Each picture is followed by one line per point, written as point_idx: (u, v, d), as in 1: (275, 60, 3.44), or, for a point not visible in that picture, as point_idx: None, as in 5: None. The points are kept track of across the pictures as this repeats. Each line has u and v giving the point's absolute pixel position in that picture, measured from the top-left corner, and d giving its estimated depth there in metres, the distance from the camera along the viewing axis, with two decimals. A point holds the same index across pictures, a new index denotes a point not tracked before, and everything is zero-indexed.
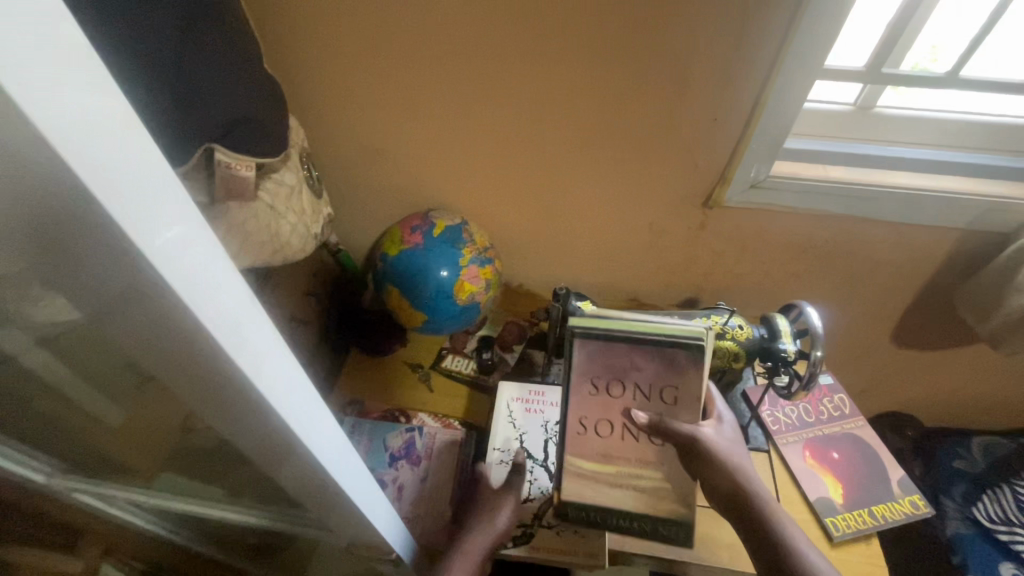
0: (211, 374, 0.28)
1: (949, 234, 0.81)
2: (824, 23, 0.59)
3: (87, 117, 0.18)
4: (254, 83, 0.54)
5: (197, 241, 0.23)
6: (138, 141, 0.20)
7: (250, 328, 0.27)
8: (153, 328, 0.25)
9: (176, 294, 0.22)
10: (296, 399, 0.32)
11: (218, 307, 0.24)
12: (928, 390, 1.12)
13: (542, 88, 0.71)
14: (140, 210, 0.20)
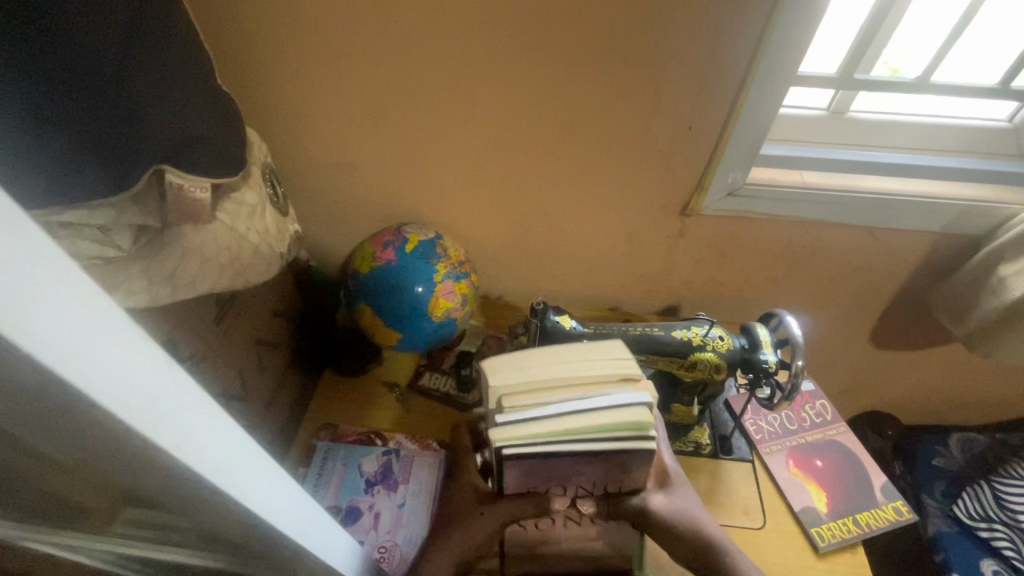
0: (131, 451, 0.24)
1: (924, 237, 0.81)
2: (794, 28, 0.59)
3: None
4: (205, 100, 0.51)
5: (79, 305, 0.19)
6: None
7: (165, 393, 0.23)
8: (45, 406, 0.21)
9: (60, 373, 0.19)
10: (237, 460, 0.28)
11: (120, 377, 0.21)
12: (907, 390, 1.13)
13: (514, 98, 0.69)
14: (1, 280, 0.17)
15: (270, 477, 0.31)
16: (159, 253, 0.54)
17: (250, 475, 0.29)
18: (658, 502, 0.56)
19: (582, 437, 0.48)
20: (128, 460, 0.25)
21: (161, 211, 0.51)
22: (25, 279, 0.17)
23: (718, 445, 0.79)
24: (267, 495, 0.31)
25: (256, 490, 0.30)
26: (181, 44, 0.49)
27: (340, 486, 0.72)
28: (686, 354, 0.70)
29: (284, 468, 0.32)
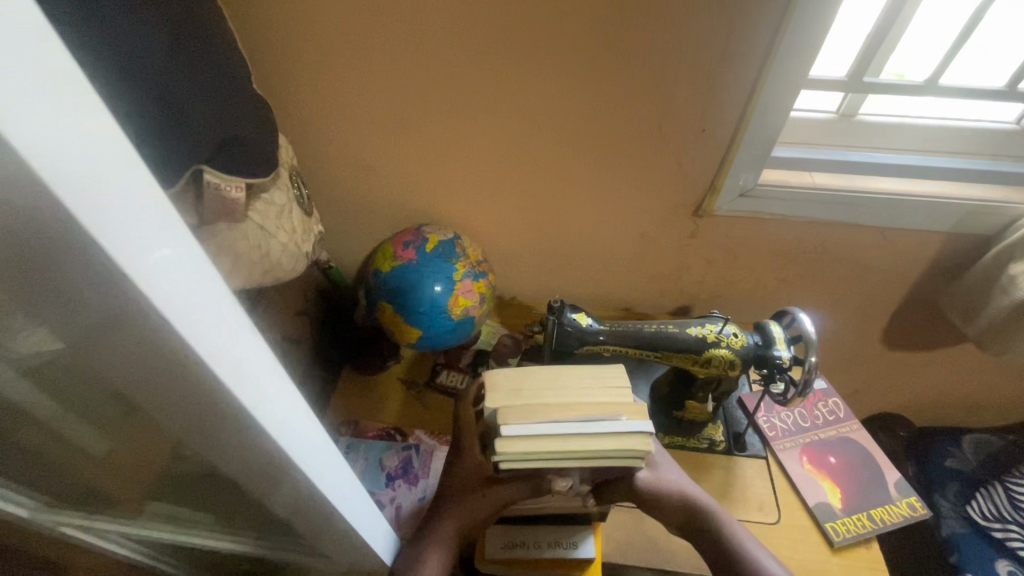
0: (211, 406, 0.26)
1: (933, 237, 0.82)
2: (805, 33, 0.61)
3: (88, 153, 0.17)
4: (242, 103, 0.54)
5: (194, 271, 0.22)
6: (135, 177, 0.19)
7: (244, 353, 0.26)
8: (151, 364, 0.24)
9: (172, 324, 0.21)
10: (295, 425, 0.31)
11: (217, 337, 0.24)
12: (918, 391, 1.13)
13: (532, 101, 0.72)
14: (142, 245, 0.19)
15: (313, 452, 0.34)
16: None
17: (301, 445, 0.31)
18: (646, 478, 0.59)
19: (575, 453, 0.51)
20: (198, 416, 0.28)
21: (199, 211, 0.54)
22: (151, 233, 0.20)
23: (732, 442, 0.80)
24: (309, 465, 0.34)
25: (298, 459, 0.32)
26: (220, 50, 0.52)
27: (361, 479, 0.74)
28: (700, 350, 0.71)
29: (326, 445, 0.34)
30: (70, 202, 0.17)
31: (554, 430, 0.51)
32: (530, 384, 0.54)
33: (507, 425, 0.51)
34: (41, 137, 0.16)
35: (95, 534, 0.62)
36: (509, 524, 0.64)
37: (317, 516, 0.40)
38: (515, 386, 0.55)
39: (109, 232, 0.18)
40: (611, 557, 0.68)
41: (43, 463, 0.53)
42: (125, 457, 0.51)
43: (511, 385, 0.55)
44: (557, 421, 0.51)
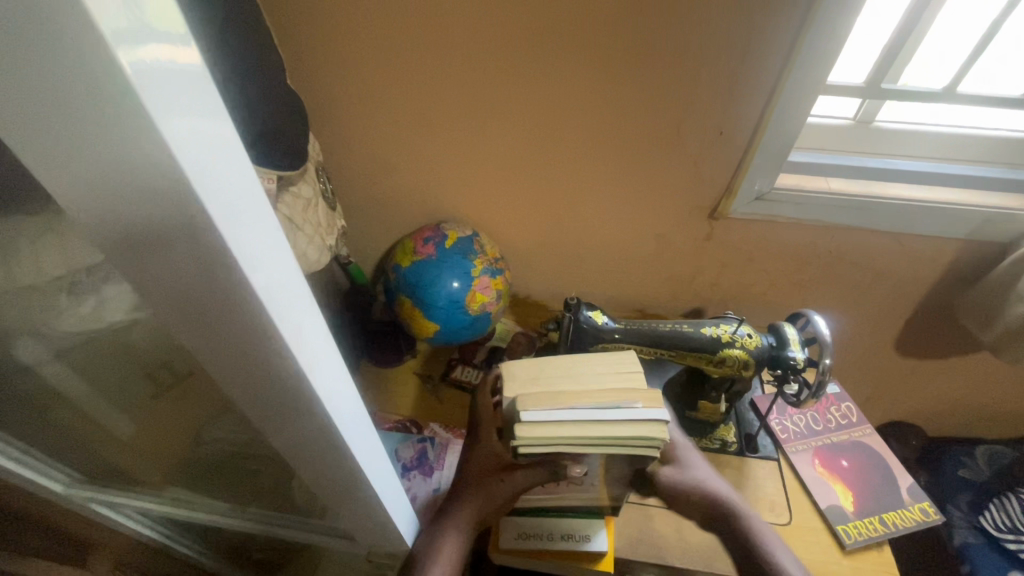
0: (270, 376, 0.28)
1: (949, 244, 0.82)
2: (830, 38, 0.62)
3: (204, 130, 0.19)
4: (279, 97, 0.55)
5: (269, 234, 0.23)
6: (236, 155, 0.20)
7: (308, 328, 0.27)
8: (217, 327, 0.25)
9: (257, 296, 0.23)
10: (341, 396, 0.32)
11: (284, 302, 0.25)
12: (930, 400, 1.13)
13: (556, 103, 0.73)
14: (231, 203, 0.20)
15: (355, 424, 0.35)
16: None
17: (339, 416, 0.32)
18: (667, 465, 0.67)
19: (586, 441, 0.52)
20: (249, 387, 0.29)
21: None
22: (247, 209, 0.21)
23: (744, 443, 0.80)
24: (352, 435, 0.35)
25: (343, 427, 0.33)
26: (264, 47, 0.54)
27: None
28: (714, 350, 0.72)
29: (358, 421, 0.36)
30: (177, 156, 0.18)
31: (573, 416, 0.52)
32: (544, 372, 0.57)
33: (526, 411, 0.52)
34: (158, 90, 0.17)
35: (119, 511, 0.65)
36: (524, 516, 0.65)
37: (343, 494, 0.42)
38: (531, 375, 0.57)
39: (207, 188, 0.19)
40: (622, 551, 0.68)
41: (78, 438, 0.55)
42: (155, 434, 0.53)
43: (527, 373, 0.57)
44: (576, 406, 0.52)
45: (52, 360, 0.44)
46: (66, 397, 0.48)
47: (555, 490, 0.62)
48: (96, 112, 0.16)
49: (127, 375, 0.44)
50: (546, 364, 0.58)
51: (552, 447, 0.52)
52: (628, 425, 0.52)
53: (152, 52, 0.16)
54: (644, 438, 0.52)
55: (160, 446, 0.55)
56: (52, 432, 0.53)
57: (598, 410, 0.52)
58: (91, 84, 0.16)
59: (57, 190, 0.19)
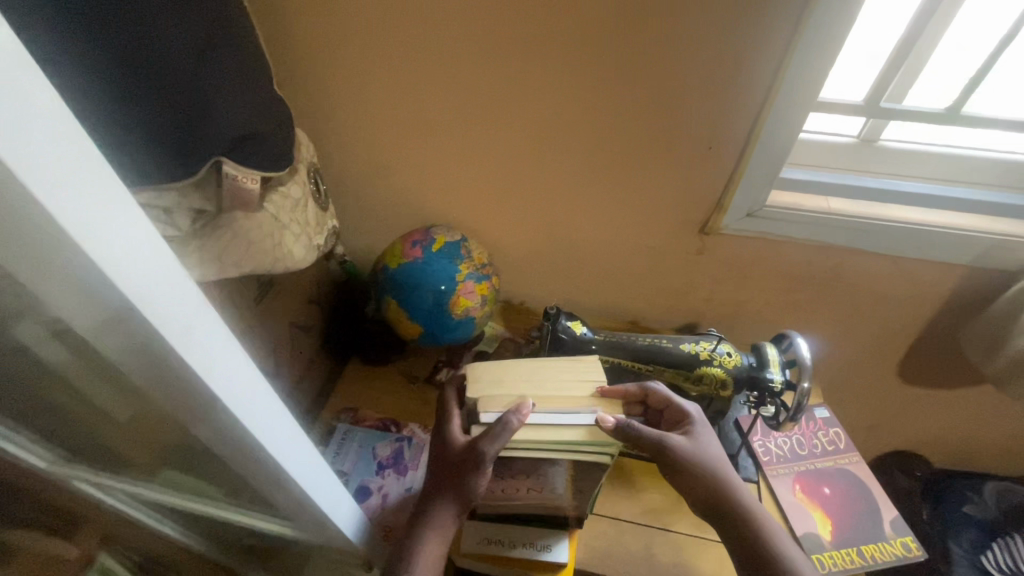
0: (168, 368, 0.30)
1: (952, 270, 0.79)
2: (815, 54, 0.61)
3: (50, 143, 0.20)
4: (254, 100, 0.58)
5: (145, 243, 0.25)
6: (93, 165, 0.22)
7: (199, 324, 0.29)
8: (109, 324, 0.27)
9: (126, 293, 0.25)
10: (249, 395, 0.34)
11: (167, 307, 0.27)
12: (937, 430, 1.09)
13: (542, 113, 0.74)
14: (92, 219, 0.22)
15: (270, 417, 0.37)
16: (214, 235, 0.61)
17: (248, 404, 0.35)
18: (678, 445, 0.58)
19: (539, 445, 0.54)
20: (163, 378, 0.31)
21: (218, 199, 0.58)
22: (107, 214, 0.23)
23: None
24: (265, 431, 0.37)
25: (254, 422, 0.36)
26: (242, 52, 0.57)
27: (354, 466, 0.77)
28: (692, 367, 0.71)
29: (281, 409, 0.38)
30: (24, 179, 0.20)
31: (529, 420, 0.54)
32: (506, 377, 0.58)
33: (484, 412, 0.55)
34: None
35: (105, 492, 0.68)
36: (488, 522, 0.66)
37: (288, 486, 0.44)
38: (494, 377, 0.58)
39: (63, 207, 0.21)
40: (587, 565, 0.68)
41: (65, 421, 0.58)
42: (135, 422, 0.56)
43: (490, 375, 0.58)
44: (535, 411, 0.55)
45: (31, 347, 0.47)
46: (48, 380, 0.51)
47: (516, 500, 0.62)
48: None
49: (97, 363, 0.47)
50: (509, 371, 0.58)
51: (510, 449, 0.54)
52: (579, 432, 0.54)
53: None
54: (599, 443, 0.54)
55: (145, 433, 0.59)
56: (36, 414, 0.56)
57: (553, 412, 0.55)
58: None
59: None
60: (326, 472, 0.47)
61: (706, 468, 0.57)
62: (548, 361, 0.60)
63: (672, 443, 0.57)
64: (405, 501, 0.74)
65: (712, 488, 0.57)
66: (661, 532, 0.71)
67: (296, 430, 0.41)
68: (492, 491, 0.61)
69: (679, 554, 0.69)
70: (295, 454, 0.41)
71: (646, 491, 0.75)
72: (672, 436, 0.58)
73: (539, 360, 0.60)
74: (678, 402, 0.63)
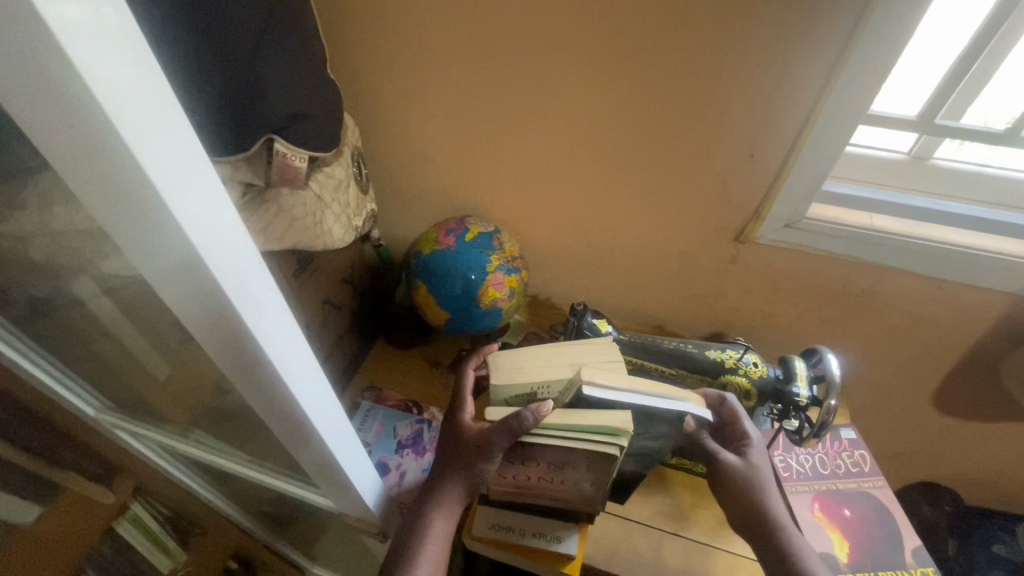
0: (222, 323, 0.32)
1: (1000, 298, 0.76)
2: (870, 63, 0.59)
3: (145, 102, 0.22)
4: (308, 81, 0.60)
5: (213, 197, 0.27)
6: (176, 125, 0.24)
7: (254, 284, 0.31)
8: (174, 271, 0.29)
9: (195, 244, 0.27)
10: (292, 356, 0.36)
11: (227, 260, 0.29)
12: (968, 465, 1.05)
13: (582, 109, 0.74)
14: (170, 171, 0.24)
15: (307, 381, 0.39)
16: (260, 209, 0.64)
17: (291, 365, 0.37)
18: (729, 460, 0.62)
19: (564, 429, 0.54)
20: (216, 332, 0.33)
21: (266, 173, 0.61)
22: (184, 172, 0.25)
23: None
24: (304, 391, 0.39)
25: (294, 384, 0.37)
26: (301, 35, 0.59)
27: (374, 443, 0.80)
28: (716, 374, 0.71)
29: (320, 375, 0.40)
30: (115, 125, 0.22)
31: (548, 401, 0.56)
32: (529, 363, 0.61)
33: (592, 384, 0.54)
34: (101, 73, 0.20)
35: (141, 442, 0.72)
36: (501, 508, 0.68)
37: (316, 449, 0.46)
38: (516, 366, 0.61)
39: (145, 153, 0.23)
40: (595, 561, 0.69)
41: (114, 371, 0.62)
42: (176, 381, 0.59)
43: (512, 365, 0.61)
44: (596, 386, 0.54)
45: (87, 299, 0.50)
46: (102, 332, 0.55)
47: (528, 490, 0.63)
48: (47, 85, 0.20)
49: (143, 320, 0.50)
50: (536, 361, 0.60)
51: (526, 434, 0.55)
52: (600, 417, 0.54)
53: (102, 39, 0.20)
54: (613, 431, 0.53)
55: (179, 392, 0.62)
56: (88, 363, 0.61)
57: (602, 390, 0.54)
58: (43, 67, 0.20)
59: (41, 142, 0.24)
60: (353, 440, 0.49)
61: (751, 485, 0.60)
62: (570, 350, 0.63)
63: (722, 458, 0.62)
64: (419, 482, 0.76)
65: (748, 504, 0.59)
66: (673, 537, 0.71)
67: (328, 398, 0.43)
68: (503, 478, 0.62)
69: (689, 560, 0.69)
70: (326, 420, 0.43)
71: (659, 494, 0.75)
72: (724, 455, 0.62)
73: (561, 350, 0.62)
74: (743, 421, 0.63)
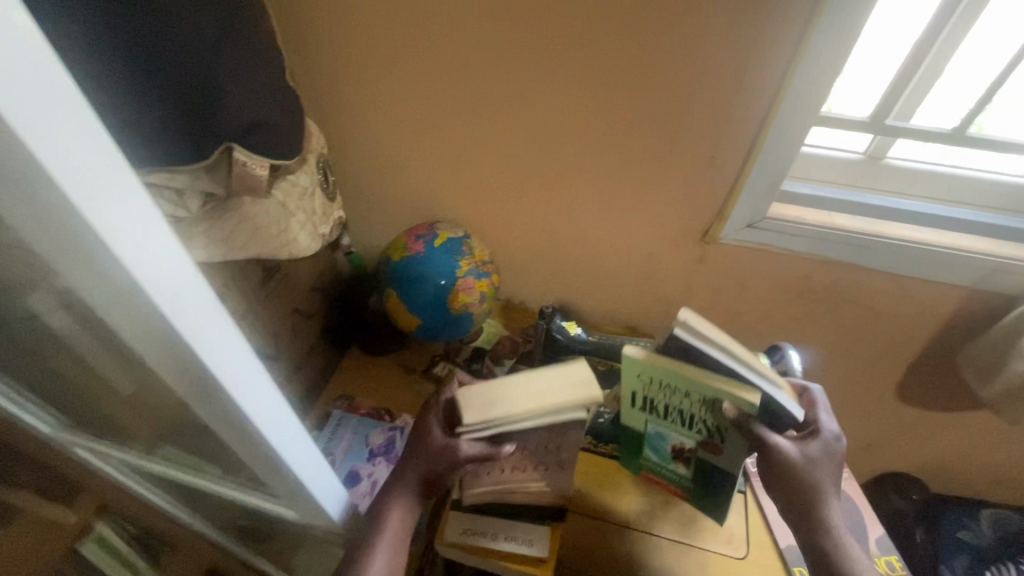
0: (159, 336, 0.31)
1: (953, 291, 0.79)
2: (821, 66, 0.61)
3: (62, 120, 0.22)
4: (266, 90, 0.59)
5: (139, 209, 0.26)
6: (96, 141, 0.24)
7: (191, 298, 0.31)
8: (104, 284, 0.28)
9: (122, 260, 0.26)
10: (241, 368, 0.36)
11: (158, 273, 0.28)
12: (935, 453, 1.08)
13: (546, 114, 0.75)
14: (90, 187, 0.24)
15: (259, 393, 0.38)
16: (220, 218, 0.64)
17: (239, 377, 0.36)
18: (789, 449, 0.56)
19: (666, 367, 0.54)
20: (157, 347, 0.33)
21: (226, 183, 0.60)
22: (105, 188, 0.25)
23: None
24: (255, 403, 0.38)
25: (243, 396, 0.37)
26: (257, 41, 0.59)
27: (347, 452, 0.80)
28: None
29: (274, 386, 0.40)
30: (28, 143, 0.21)
31: (671, 335, 0.54)
32: (500, 395, 0.56)
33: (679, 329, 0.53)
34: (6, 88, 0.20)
35: (104, 459, 0.70)
36: (473, 514, 0.68)
37: (273, 462, 0.45)
38: (488, 401, 0.56)
39: (63, 169, 0.23)
40: (569, 562, 0.69)
41: (72, 389, 0.61)
42: (138, 397, 0.58)
43: (485, 399, 0.56)
44: (701, 337, 0.53)
45: (40, 315, 0.49)
46: (56, 348, 0.54)
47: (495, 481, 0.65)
48: None
49: (96, 334, 0.48)
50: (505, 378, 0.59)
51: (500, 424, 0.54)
52: (699, 370, 0.53)
53: (14, 58, 0.20)
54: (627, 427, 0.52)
55: (142, 407, 0.60)
56: (44, 381, 0.59)
57: (708, 336, 0.53)
58: None
59: None
60: (315, 450, 0.48)
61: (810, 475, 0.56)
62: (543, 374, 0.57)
63: (786, 447, 0.56)
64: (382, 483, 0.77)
65: (804, 492, 0.56)
66: (646, 536, 0.71)
67: (284, 410, 0.42)
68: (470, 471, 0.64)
69: (660, 556, 0.70)
70: (283, 432, 0.43)
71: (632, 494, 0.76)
72: (786, 439, 0.56)
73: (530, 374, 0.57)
74: (819, 411, 0.60)
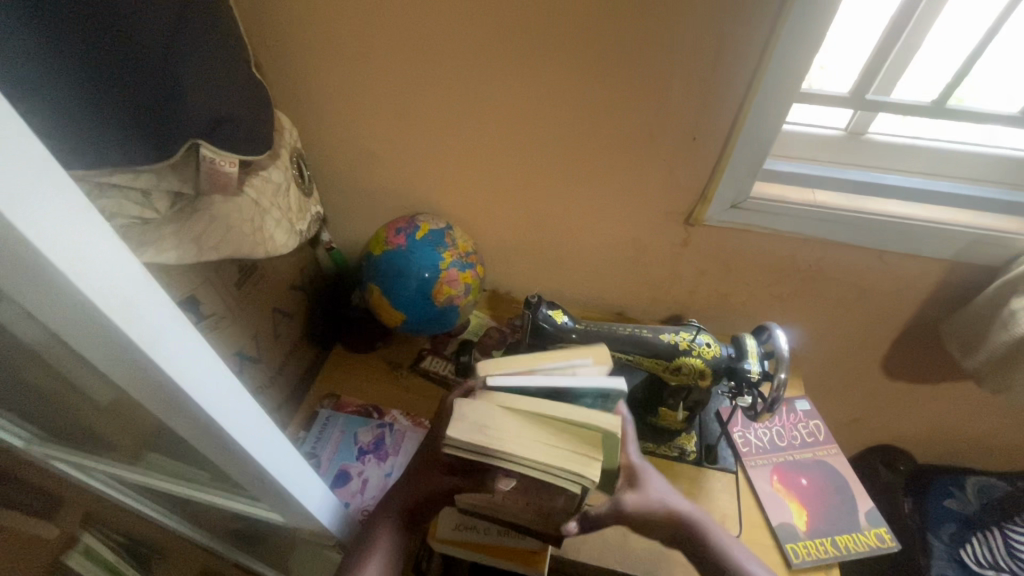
0: (111, 344, 0.30)
1: (936, 264, 0.79)
2: (800, 40, 0.60)
3: None
4: (230, 82, 0.57)
5: (73, 212, 0.25)
6: (19, 141, 0.22)
7: (142, 302, 0.29)
8: (49, 298, 0.27)
9: (61, 267, 0.25)
10: (206, 372, 0.35)
11: (102, 278, 0.27)
12: (922, 425, 1.09)
13: (523, 98, 0.73)
14: (16, 190, 0.22)
15: (228, 398, 0.37)
16: (191, 217, 0.61)
17: (205, 382, 0.35)
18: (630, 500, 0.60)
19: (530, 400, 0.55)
20: (114, 356, 0.31)
21: (195, 182, 0.59)
22: (35, 192, 0.23)
23: (703, 453, 0.80)
24: (226, 409, 0.37)
25: (212, 401, 0.35)
26: (217, 32, 0.56)
27: (336, 450, 0.79)
28: (670, 358, 0.72)
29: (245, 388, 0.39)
30: None
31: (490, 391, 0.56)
32: (491, 412, 0.54)
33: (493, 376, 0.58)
34: None
35: (86, 472, 0.70)
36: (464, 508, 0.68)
37: (252, 467, 0.44)
38: (478, 417, 0.53)
39: None
40: (564, 551, 0.69)
41: (45, 401, 0.59)
42: (113, 406, 0.56)
43: (474, 414, 0.53)
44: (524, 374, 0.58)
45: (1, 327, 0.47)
46: (23, 361, 0.52)
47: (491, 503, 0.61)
48: None
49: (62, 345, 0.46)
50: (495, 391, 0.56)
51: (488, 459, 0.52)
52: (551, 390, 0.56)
53: None
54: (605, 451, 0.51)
55: (118, 416, 0.59)
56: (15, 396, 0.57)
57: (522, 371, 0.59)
58: None
59: None
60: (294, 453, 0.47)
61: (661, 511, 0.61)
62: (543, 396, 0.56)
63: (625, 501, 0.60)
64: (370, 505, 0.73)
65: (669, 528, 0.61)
66: None
67: (257, 414, 0.41)
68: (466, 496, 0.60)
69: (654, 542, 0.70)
70: (259, 435, 0.42)
71: None
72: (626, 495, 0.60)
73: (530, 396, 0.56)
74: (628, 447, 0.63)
